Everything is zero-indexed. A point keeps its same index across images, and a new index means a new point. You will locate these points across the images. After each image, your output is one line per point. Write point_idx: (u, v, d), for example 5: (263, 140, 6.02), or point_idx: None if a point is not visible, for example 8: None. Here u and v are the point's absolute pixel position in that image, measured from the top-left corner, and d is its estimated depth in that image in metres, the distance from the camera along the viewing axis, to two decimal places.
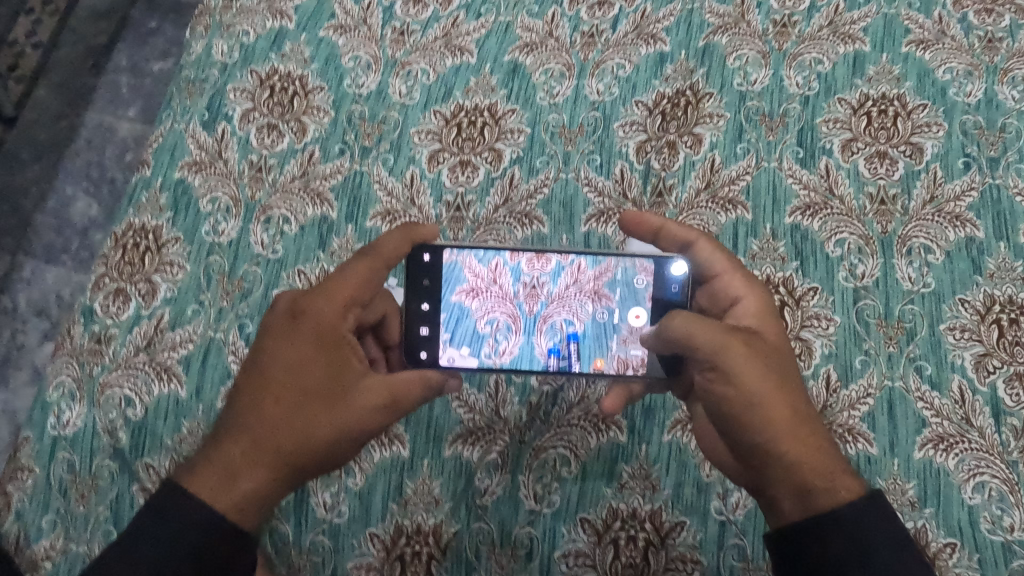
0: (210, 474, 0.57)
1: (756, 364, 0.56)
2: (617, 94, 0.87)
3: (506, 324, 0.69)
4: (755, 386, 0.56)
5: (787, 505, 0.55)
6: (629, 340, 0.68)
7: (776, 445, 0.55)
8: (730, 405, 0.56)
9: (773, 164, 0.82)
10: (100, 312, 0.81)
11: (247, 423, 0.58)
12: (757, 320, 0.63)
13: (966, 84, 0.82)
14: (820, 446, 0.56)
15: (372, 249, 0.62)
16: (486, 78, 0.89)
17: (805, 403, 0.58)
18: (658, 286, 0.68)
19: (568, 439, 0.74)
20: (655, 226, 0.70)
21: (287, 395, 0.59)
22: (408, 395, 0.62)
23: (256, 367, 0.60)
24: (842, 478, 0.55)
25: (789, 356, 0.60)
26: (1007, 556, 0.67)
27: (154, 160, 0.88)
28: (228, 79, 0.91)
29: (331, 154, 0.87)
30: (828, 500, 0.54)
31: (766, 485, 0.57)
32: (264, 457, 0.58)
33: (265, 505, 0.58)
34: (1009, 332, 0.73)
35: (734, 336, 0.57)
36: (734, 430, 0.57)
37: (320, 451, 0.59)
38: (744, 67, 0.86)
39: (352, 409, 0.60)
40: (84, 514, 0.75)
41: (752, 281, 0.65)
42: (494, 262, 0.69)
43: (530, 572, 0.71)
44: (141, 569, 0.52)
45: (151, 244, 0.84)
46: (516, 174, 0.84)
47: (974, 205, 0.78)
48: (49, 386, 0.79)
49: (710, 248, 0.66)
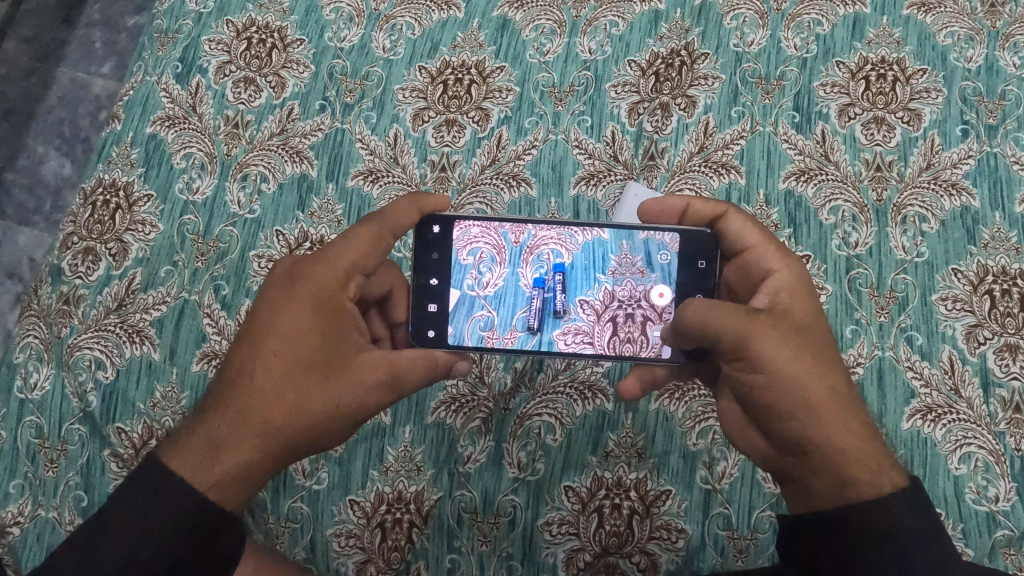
0: (191, 450, 0.54)
1: (785, 347, 0.54)
2: (610, 53, 0.84)
3: (490, 254, 0.66)
4: (789, 370, 0.54)
5: (822, 494, 0.54)
6: (619, 271, 0.66)
7: (811, 431, 0.54)
8: (757, 386, 0.55)
9: (769, 129, 0.80)
10: (68, 272, 0.78)
11: (235, 393, 0.56)
12: (790, 294, 0.58)
13: (967, 49, 0.80)
14: (861, 434, 0.54)
15: (380, 214, 0.60)
16: (473, 33, 0.86)
17: (843, 385, 0.55)
18: (685, 258, 0.65)
19: (552, 407, 0.73)
20: (680, 206, 0.66)
21: (277, 365, 0.56)
22: (409, 373, 0.59)
23: (248, 334, 0.57)
24: (885, 469, 0.53)
25: (826, 333, 0.58)
26: (991, 527, 0.67)
27: (125, 114, 0.84)
28: (203, 30, 0.87)
29: (311, 111, 0.83)
30: (870, 493, 0.52)
31: (801, 475, 0.55)
32: (250, 431, 0.55)
33: (252, 484, 0.55)
34: (1001, 303, 0.72)
35: (761, 318, 0.55)
36: (767, 416, 0.55)
37: (314, 429, 0.56)
38: (741, 27, 0.83)
39: (348, 384, 0.57)
40: (54, 479, 0.72)
41: (785, 252, 0.61)
42: (494, 223, 0.66)
43: (513, 540, 0.70)
44: (129, 532, 0.51)
45: (122, 202, 0.81)
46: (503, 135, 0.82)
47: (971, 173, 0.76)
48: (16, 348, 0.76)
49: (740, 221, 0.63)
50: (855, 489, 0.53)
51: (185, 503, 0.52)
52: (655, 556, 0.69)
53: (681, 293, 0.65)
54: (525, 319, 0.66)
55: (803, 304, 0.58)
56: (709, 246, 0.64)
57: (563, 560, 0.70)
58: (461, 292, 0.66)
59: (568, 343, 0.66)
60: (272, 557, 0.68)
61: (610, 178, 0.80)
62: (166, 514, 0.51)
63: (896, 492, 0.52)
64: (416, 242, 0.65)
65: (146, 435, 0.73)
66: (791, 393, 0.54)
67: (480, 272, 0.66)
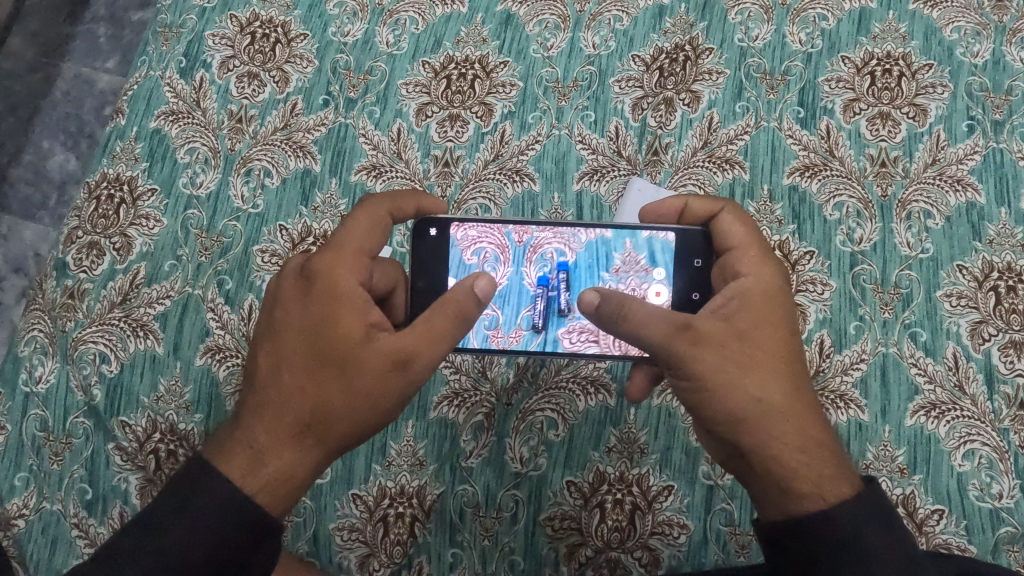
0: (237, 454, 0.55)
1: (711, 357, 0.55)
2: (614, 48, 0.84)
3: (495, 254, 0.66)
4: (712, 380, 0.55)
5: (767, 502, 0.55)
6: (621, 270, 0.66)
7: (741, 440, 0.55)
8: (691, 394, 0.56)
9: (773, 124, 0.79)
10: (73, 266, 0.78)
11: (268, 393, 0.56)
12: (742, 301, 0.57)
13: (974, 44, 0.79)
14: (801, 445, 0.54)
15: (382, 197, 0.61)
16: (477, 28, 0.86)
17: (783, 394, 0.55)
18: (682, 256, 0.65)
19: (555, 402, 0.73)
20: (678, 206, 0.66)
21: (302, 360, 0.56)
22: (427, 349, 0.55)
23: (268, 335, 0.58)
24: (829, 482, 0.53)
25: (776, 338, 0.56)
26: (994, 523, 0.67)
27: (129, 108, 0.84)
28: (207, 24, 0.87)
29: (315, 105, 0.83)
30: (813, 506, 0.53)
31: (749, 479, 0.56)
32: (287, 430, 0.55)
33: (299, 485, 0.56)
34: (1007, 299, 0.72)
35: (687, 330, 0.55)
36: (710, 423, 0.56)
37: (343, 423, 0.55)
38: (746, 22, 0.83)
39: (362, 372, 0.55)
40: (58, 472, 0.73)
41: (765, 257, 0.59)
42: (496, 223, 0.66)
43: (515, 535, 0.70)
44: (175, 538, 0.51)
45: (126, 196, 0.81)
46: (506, 130, 0.81)
47: (976, 169, 0.76)
48: (21, 341, 0.77)
49: (730, 220, 0.61)
50: (797, 500, 0.53)
51: (230, 506, 0.52)
52: (657, 552, 0.69)
53: (678, 292, 0.65)
54: (527, 318, 0.66)
55: (751, 311, 0.57)
56: (704, 245, 0.64)
57: (564, 555, 0.70)
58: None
59: (572, 341, 0.66)
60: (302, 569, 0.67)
61: (613, 174, 0.80)
62: (214, 520, 0.51)
63: (840, 503, 0.52)
64: (414, 247, 0.65)
65: (149, 429, 0.73)
66: (722, 403, 0.55)
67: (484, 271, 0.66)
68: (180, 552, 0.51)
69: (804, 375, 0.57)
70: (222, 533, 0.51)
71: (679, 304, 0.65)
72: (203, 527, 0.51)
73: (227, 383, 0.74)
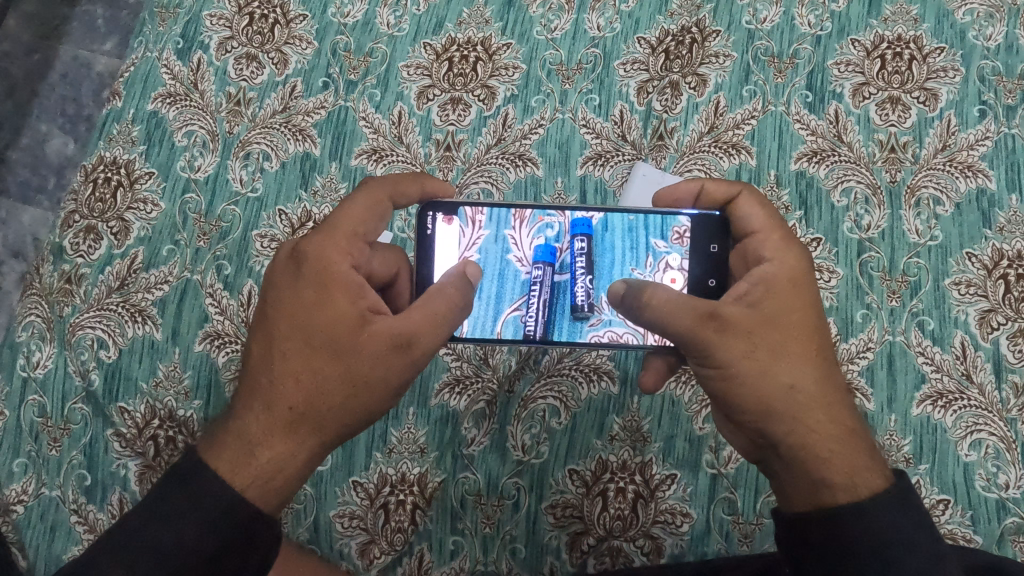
0: (229, 446, 0.54)
1: (736, 343, 0.54)
2: (619, 30, 0.82)
3: (502, 245, 0.65)
4: (740, 367, 0.54)
5: (797, 494, 0.54)
6: (679, 239, 0.65)
7: (769, 428, 0.54)
8: (716, 382, 0.55)
9: (781, 108, 0.78)
10: (70, 251, 0.77)
11: (260, 382, 0.55)
12: (767, 287, 0.56)
13: (986, 27, 0.78)
14: (831, 435, 0.53)
15: (381, 180, 0.60)
16: (480, 9, 0.84)
17: (812, 384, 0.54)
18: (698, 242, 0.64)
19: (557, 390, 0.72)
20: (694, 190, 0.64)
21: (293, 348, 0.55)
22: (426, 333, 0.55)
23: (261, 323, 0.57)
24: (861, 472, 0.52)
25: (803, 324, 0.55)
26: (1000, 514, 0.66)
27: (126, 90, 0.83)
28: (204, 4, 0.86)
29: (315, 88, 0.82)
30: (846, 497, 0.51)
31: (777, 471, 0.55)
32: (279, 421, 0.54)
33: (293, 479, 0.54)
34: (1017, 288, 0.71)
35: (712, 316, 0.54)
36: (735, 412, 0.55)
37: (340, 410, 0.54)
38: (754, 4, 0.81)
39: (361, 356, 0.54)
40: (56, 459, 0.72)
41: (789, 241, 0.58)
42: (497, 216, 0.65)
43: (516, 523, 0.70)
44: (161, 531, 0.50)
45: (123, 179, 0.80)
46: (509, 114, 0.80)
47: (988, 154, 0.74)
48: (18, 327, 0.76)
49: (751, 203, 0.60)
50: (830, 491, 0.52)
51: (219, 499, 0.51)
52: (660, 541, 0.68)
53: (694, 279, 0.64)
54: (533, 295, 0.64)
55: (778, 296, 0.56)
56: (723, 229, 0.64)
57: (566, 544, 0.69)
58: (470, 254, 0.65)
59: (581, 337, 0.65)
60: (306, 557, 0.67)
61: (618, 159, 0.78)
62: (197, 514, 0.50)
63: (874, 494, 0.51)
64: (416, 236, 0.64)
65: (148, 415, 0.73)
66: (749, 391, 0.54)
67: (499, 242, 0.65)
68: (166, 549, 0.49)
69: (834, 364, 0.56)
70: (219, 525, 0.50)
71: (695, 290, 0.64)
72: (189, 525, 0.50)
73: (226, 369, 0.73)
